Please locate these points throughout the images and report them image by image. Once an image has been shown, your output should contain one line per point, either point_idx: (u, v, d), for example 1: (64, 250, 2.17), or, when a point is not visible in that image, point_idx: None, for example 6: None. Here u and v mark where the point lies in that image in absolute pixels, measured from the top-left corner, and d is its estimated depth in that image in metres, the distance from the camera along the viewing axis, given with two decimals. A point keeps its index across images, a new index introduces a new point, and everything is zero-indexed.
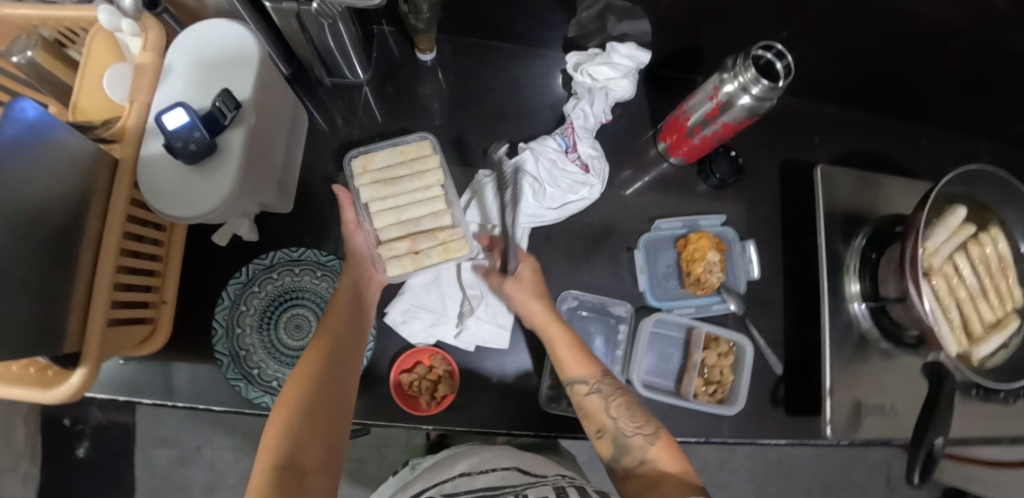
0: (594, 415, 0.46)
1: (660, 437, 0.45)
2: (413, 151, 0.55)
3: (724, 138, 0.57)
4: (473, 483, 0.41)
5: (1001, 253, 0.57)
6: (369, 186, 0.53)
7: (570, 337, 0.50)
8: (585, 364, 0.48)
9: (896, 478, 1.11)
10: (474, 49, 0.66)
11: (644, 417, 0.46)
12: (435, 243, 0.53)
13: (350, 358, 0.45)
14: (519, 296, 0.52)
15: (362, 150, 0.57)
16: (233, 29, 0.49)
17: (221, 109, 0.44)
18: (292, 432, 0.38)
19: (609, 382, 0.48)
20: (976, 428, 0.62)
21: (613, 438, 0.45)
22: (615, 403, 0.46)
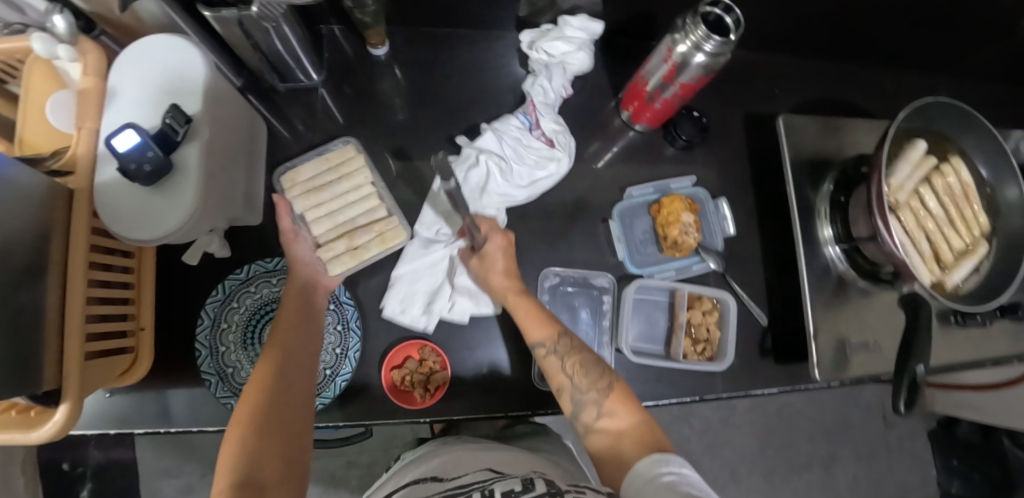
0: (552, 375, 0.47)
1: (613, 389, 0.45)
2: (337, 156, 0.56)
3: (684, 100, 0.57)
4: (444, 485, 0.44)
5: (964, 181, 0.58)
6: (300, 197, 0.54)
7: (528, 305, 0.51)
8: (543, 327, 0.49)
9: (891, 413, 1.15)
10: (427, 39, 0.65)
11: (598, 372, 0.46)
12: (373, 235, 0.55)
13: (301, 372, 0.46)
14: (488, 273, 0.54)
15: (290, 164, 0.58)
16: (176, 43, 0.47)
17: (172, 125, 0.43)
18: (245, 449, 0.38)
19: (567, 341, 0.48)
20: (956, 353, 0.64)
21: (570, 397, 0.46)
22: (569, 361, 0.47)
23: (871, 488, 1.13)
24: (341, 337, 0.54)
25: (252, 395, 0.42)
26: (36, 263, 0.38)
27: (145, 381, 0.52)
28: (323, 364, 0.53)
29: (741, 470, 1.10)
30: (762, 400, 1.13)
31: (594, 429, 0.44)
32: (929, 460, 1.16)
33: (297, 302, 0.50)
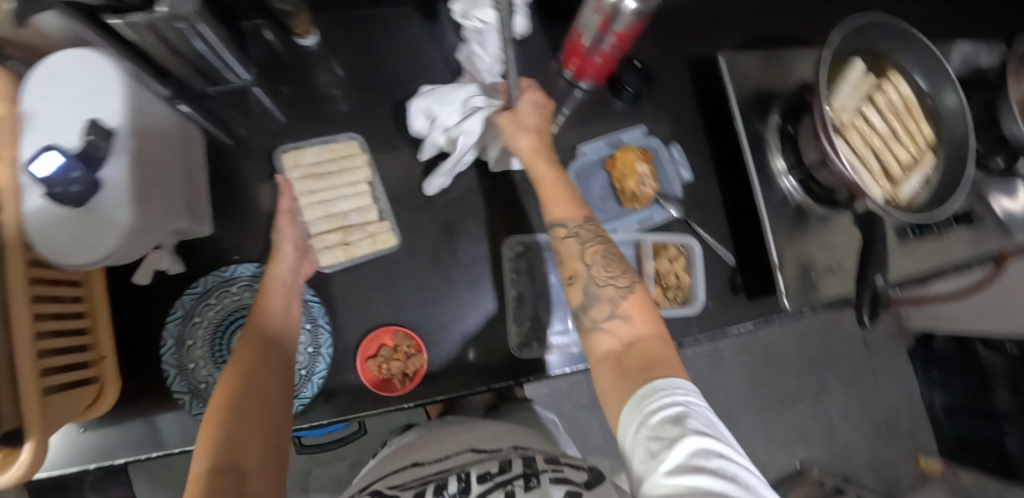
0: (570, 259, 0.46)
1: (635, 291, 0.43)
2: (341, 149, 0.58)
3: (623, 50, 0.56)
4: (423, 469, 0.45)
5: (905, 96, 0.58)
6: (301, 180, 0.56)
7: (557, 181, 0.49)
8: (567, 209, 0.47)
9: (871, 337, 1.21)
10: (356, 22, 0.63)
11: (620, 269, 0.45)
12: (365, 235, 0.57)
13: (282, 360, 0.45)
14: (512, 130, 0.50)
15: (294, 145, 0.60)
16: (86, 56, 0.44)
17: (96, 139, 0.42)
18: (221, 435, 0.37)
19: (591, 229, 0.47)
20: (919, 265, 0.66)
21: (583, 287, 0.44)
22: (590, 249, 0.45)
23: (859, 409, 1.19)
24: (311, 336, 0.53)
25: (228, 384, 0.41)
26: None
27: (119, 410, 0.51)
28: (297, 365, 0.52)
29: (737, 412, 1.14)
30: (748, 342, 1.17)
31: (602, 328, 0.42)
32: (911, 376, 1.21)
33: (281, 291, 0.49)
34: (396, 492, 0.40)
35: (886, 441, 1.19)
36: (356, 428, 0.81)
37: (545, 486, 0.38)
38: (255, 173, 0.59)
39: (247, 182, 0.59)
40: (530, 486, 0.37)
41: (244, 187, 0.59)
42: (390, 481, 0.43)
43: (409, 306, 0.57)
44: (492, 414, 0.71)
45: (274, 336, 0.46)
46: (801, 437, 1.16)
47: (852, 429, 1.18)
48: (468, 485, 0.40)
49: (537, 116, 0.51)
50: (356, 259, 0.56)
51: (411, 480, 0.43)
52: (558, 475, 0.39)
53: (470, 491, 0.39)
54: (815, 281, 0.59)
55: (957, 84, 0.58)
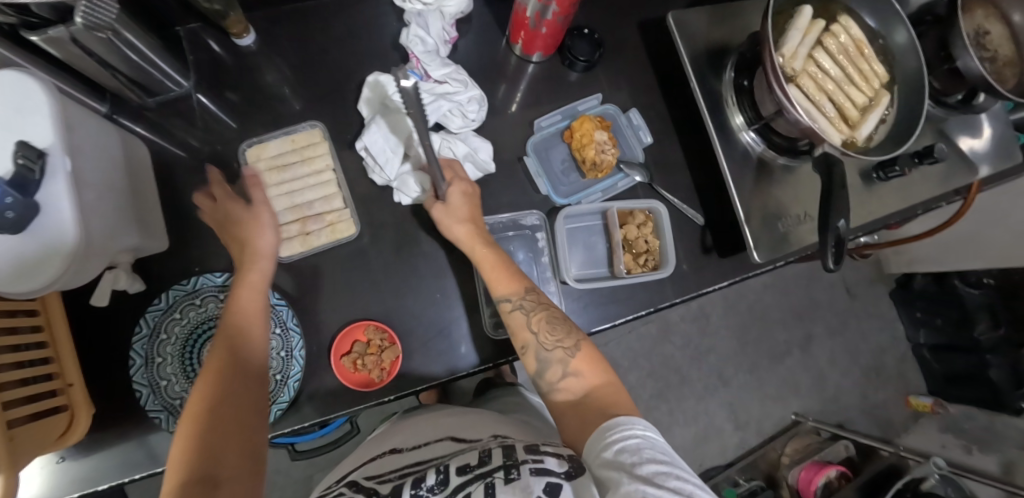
0: (518, 332, 0.47)
1: (580, 348, 0.46)
2: (303, 139, 0.58)
3: (568, 18, 0.55)
4: (401, 458, 0.44)
5: (855, 38, 0.58)
6: (263, 174, 0.56)
7: (496, 258, 0.50)
8: (509, 284, 0.49)
9: (853, 284, 1.23)
10: (295, 17, 0.61)
11: (565, 331, 0.47)
12: (325, 225, 0.56)
13: (257, 358, 0.44)
14: (445, 221, 0.52)
15: (257, 138, 0.58)
16: (2, 74, 0.41)
17: (25, 164, 0.39)
18: (196, 440, 0.36)
19: (532, 297, 0.49)
20: (888, 206, 0.66)
21: (535, 353, 0.46)
22: (535, 317, 0.47)
23: (847, 356, 1.21)
24: (282, 341, 0.52)
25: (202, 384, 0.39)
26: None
27: (98, 435, 0.51)
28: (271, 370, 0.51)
29: (728, 371, 1.16)
30: (734, 302, 1.18)
31: (557, 387, 0.45)
32: (895, 317, 1.24)
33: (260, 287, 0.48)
34: (372, 486, 0.39)
35: (875, 383, 1.22)
36: (352, 427, 0.82)
37: (524, 477, 0.33)
38: (210, 182, 0.58)
39: (203, 193, 0.58)
40: (509, 477, 0.33)
41: (200, 197, 0.58)
42: (368, 471, 0.42)
43: (381, 300, 0.57)
44: (483, 398, 0.72)
45: (243, 333, 0.44)
46: (793, 389, 1.18)
47: (842, 376, 1.21)
48: (447, 477, 0.36)
49: (471, 207, 0.53)
50: (315, 248, 0.56)
51: (389, 473, 0.41)
52: (540, 465, 0.34)
53: (448, 484, 0.35)
54: (783, 233, 0.59)
55: (907, 20, 0.57)
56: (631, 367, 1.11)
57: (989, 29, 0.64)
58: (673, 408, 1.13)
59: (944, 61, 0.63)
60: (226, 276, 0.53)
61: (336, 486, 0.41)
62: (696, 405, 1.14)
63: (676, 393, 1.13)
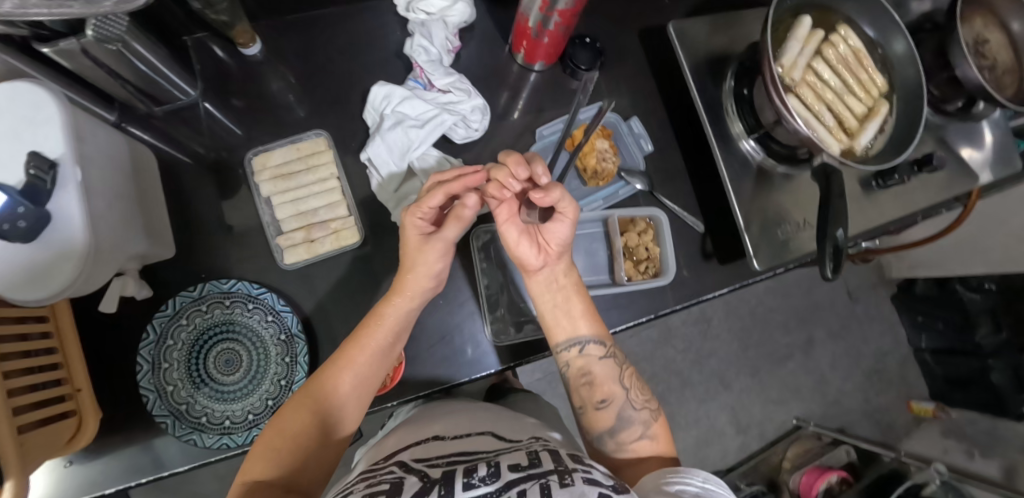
0: (605, 382, 0.49)
1: (660, 416, 0.49)
2: (308, 147, 0.59)
3: (570, 28, 0.55)
4: (446, 447, 0.44)
5: (854, 47, 0.59)
6: (269, 182, 0.57)
7: (578, 288, 0.53)
8: (599, 327, 0.52)
9: (854, 288, 1.23)
10: (300, 26, 0.62)
11: (648, 396, 0.50)
12: (329, 232, 0.57)
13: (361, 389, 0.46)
14: (554, 245, 0.50)
15: (262, 147, 0.60)
16: (18, 86, 0.42)
17: (37, 175, 0.40)
18: (277, 458, 0.41)
19: (619, 351, 0.52)
20: (889, 213, 0.66)
21: (617, 410, 0.48)
22: (626, 373, 0.50)
23: (849, 360, 1.22)
24: (287, 346, 0.53)
25: (300, 403, 0.44)
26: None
27: (105, 439, 0.52)
28: (277, 375, 0.53)
29: (730, 375, 1.16)
30: (735, 306, 1.18)
31: (626, 448, 0.47)
32: (896, 322, 1.24)
33: (395, 317, 0.48)
34: (423, 468, 0.38)
35: (877, 387, 1.22)
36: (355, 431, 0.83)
37: (578, 485, 0.31)
38: (215, 190, 0.59)
39: (209, 199, 0.59)
40: (564, 482, 0.31)
41: (206, 205, 0.58)
42: (416, 455, 0.42)
43: None
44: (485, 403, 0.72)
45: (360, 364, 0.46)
46: (795, 393, 1.18)
47: (844, 380, 1.21)
48: (498, 471, 0.34)
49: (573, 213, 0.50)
50: (319, 255, 0.56)
51: (440, 459, 0.40)
52: (589, 476, 0.33)
53: (501, 476, 0.33)
54: (783, 240, 0.59)
55: (905, 30, 0.58)
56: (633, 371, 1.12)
57: (988, 37, 0.64)
58: (674, 411, 1.13)
59: (944, 69, 0.63)
60: (231, 282, 0.53)
61: (383, 464, 0.41)
62: (697, 408, 1.14)
63: (677, 397, 1.13)
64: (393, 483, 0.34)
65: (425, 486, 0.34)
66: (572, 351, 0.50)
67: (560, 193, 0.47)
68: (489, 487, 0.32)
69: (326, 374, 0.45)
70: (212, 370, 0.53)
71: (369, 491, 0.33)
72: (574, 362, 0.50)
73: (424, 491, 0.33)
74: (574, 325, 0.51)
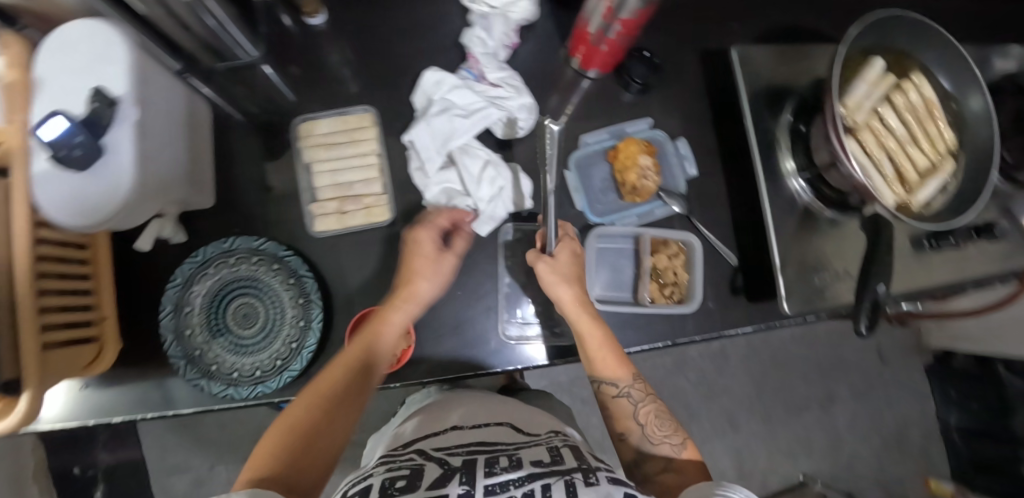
0: (622, 419, 0.50)
1: (686, 447, 0.47)
2: (354, 120, 0.60)
3: (630, 39, 0.55)
4: (465, 435, 0.46)
5: (927, 97, 0.55)
6: (311, 149, 0.58)
7: (602, 334, 0.51)
8: (619, 370, 0.50)
9: (887, 350, 1.17)
10: (366, 3, 0.63)
11: (672, 426, 0.48)
12: (361, 207, 0.58)
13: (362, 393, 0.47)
14: (549, 277, 0.52)
15: (309, 115, 0.61)
16: (97, 27, 0.45)
17: (98, 108, 0.42)
18: (283, 455, 0.41)
19: (642, 391, 0.51)
20: (939, 276, 0.62)
21: (636, 443, 0.48)
22: (644, 410, 0.49)
23: (868, 424, 1.15)
24: (303, 310, 0.54)
25: (310, 399, 0.45)
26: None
27: (118, 372, 0.54)
28: (289, 337, 0.54)
29: (739, 417, 1.12)
30: (756, 347, 1.14)
31: (653, 480, 0.45)
32: (927, 393, 1.17)
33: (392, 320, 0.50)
34: (442, 456, 0.41)
35: (895, 458, 1.15)
36: None
37: (602, 484, 0.34)
38: (261, 150, 0.61)
39: (253, 158, 0.60)
40: (589, 481, 0.35)
41: (252, 163, 0.60)
42: (435, 444, 0.45)
43: None
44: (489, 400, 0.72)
45: (361, 366, 0.47)
46: (805, 448, 1.13)
47: (860, 443, 1.15)
48: (521, 463, 0.38)
49: (574, 267, 0.53)
50: (350, 227, 0.57)
51: (458, 448, 0.43)
52: (613, 476, 0.36)
53: (523, 467, 0.38)
54: (819, 287, 0.57)
55: (985, 87, 0.54)
56: None
57: None
58: None
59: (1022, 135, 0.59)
60: (262, 241, 0.54)
61: (404, 450, 0.44)
62: (700, 446, 1.10)
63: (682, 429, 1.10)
64: (414, 470, 0.38)
65: (445, 473, 0.38)
66: (594, 387, 0.52)
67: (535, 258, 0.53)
68: (512, 475, 0.36)
69: (333, 371, 0.46)
70: (231, 322, 0.54)
71: (391, 475, 0.37)
72: (597, 397, 0.52)
73: (447, 478, 0.36)
74: (592, 367, 0.51)
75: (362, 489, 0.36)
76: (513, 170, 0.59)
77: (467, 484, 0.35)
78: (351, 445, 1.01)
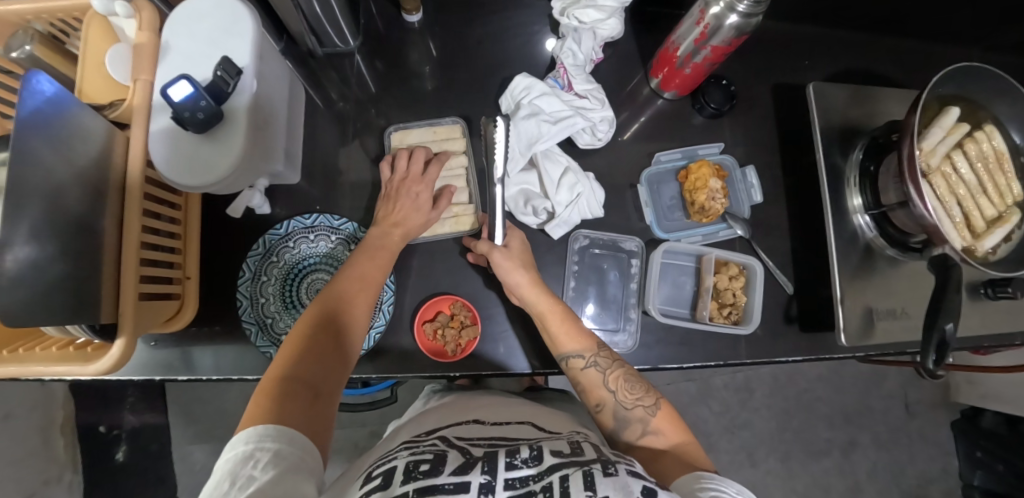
0: (594, 389, 0.49)
1: (660, 407, 0.47)
2: (444, 132, 0.62)
3: (714, 65, 0.57)
4: (486, 430, 0.44)
5: (997, 149, 0.57)
6: None
7: (555, 311, 0.52)
8: (579, 341, 0.51)
9: (914, 402, 1.15)
10: (459, 8, 0.66)
11: (643, 387, 0.48)
12: (450, 217, 0.60)
13: (363, 306, 0.49)
14: (508, 263, 0.53)
15: (400, 126, 0.63)
16: (226, 1, 0.48)
17: (223, 77, 0.44)
18: (298, 360, 0.42)
19: (606, 355, 0.51)
20: (997, 326, 0.62)
21: (613, 412, 0.48)
22: (612, 376, 0.49)
23: (887, 475, 1.14)
24: None
25: (308, 318, 0.45)
26: (96, 215, 0.42)
27: (189, 332, 0.55)
28: None
29: (758, 452, 1.11)
30: (782, 384, 1.14)
31: (637, 444, 0.46)
32: (950, 451, 1.15)
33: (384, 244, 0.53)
34: (465, 446, 0.38)
35: None
36: (390, 394, 0.84)
37: (621, 475, 0.32)
38: (344, 135, 0.63)
39: (336, 142, 0.63)
40: (607, 471, 0.32)
41: (335, 146, 0.63)
42: (458, 433, 0.42)
43: (467, 280, 0.60)
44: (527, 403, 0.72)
45: (358, 283, 0.49)
46: (821, 492, 1.12)
47: (878, 493, 1.13)
48: (541, 455, 0.35)
49: (526, 254, 0.56)
50: (438, 235, 0.59)
51: (481, 440, 0.40)
52: (633, 470, 0.33)
53: (542, 461, 0.34)
54: (874, 323, 0.57)
55: None
56: None
57: None
58: None
59: None
60: (342, 221, 0.58)
61: (426, 437, 0.41)
62: None
63: None
64: (437, 454, 0.35)
65: (468, 461, 0.34)
66: (563, 366, 0.52)
67: (487, 245, 0.54)
68: (530, 470, 0.32)
69: (334, 285, 0.48)
70: (304, 296, 0.57)
71: (413, 458, 0.34)
72: (568, 376, 0.52)
73: (467, 466, 0.33)
74: (556, 344, 0.52)
75: (384, 472, 0.33)
76: (592, 180, 0.60)
77: (488, 474, 0.32)
78: (373, 437, 1.02)
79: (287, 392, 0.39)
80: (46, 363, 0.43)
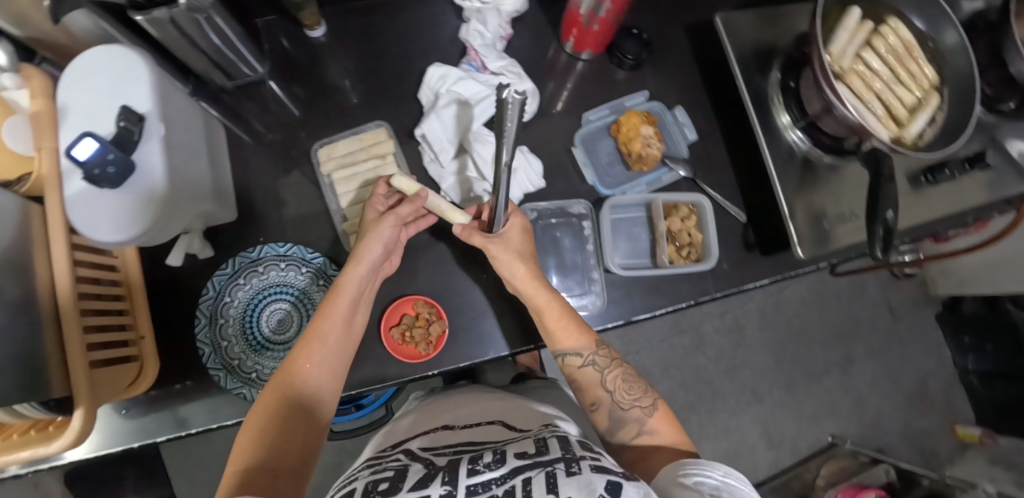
0: (591, 389, 0.50)
1: (658, 408, 0.48)
2: (370, 137, 0.61)
3: (620, 15, 0.57)
4: (455, 436, 0.44)
5: (904, 39, 0.58)
6: (336, 171, 0.60)
7: (562, 310, 0.51)
8: (580, 338, 0.50)
9: (897, 305, 1.18)
10: (363, 14, 0.66)
11: (642, 388, 0.49)
12: None
13: (336, 365, 0.47)
14: (504, 257, 0.52)
15: (325, 141, 0.62)
16: (113, 50, 0.47)
17: (127, 126, 0.43)
18: (265, 435, 0.41)
19: (607, 355, 0.50)
20: (946, 209, 0.64)
21: (608, 412, 0.48)
22: (609, 376, 0.49)
23: (888, 380, 1.16)
24: None
25: (277, 387, 0.44)
26: (28, 299, 0.41)
27: (161, 392, 0.54)
28: None
29: (761, 386, 1.13)
30: (771, 316, 1.15)
31: (631, 444, 0.47)
32: (941, 343, 1.18)
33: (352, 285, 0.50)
34: (429, 456, 0.38)
35: (919, 411, 1.16)
36: (387, 411, 0.83)
37: (585, 472, 0.31)
38: (275, 163, 0.62)
39: (269, 172, 0.62)
40: (571, 470, 0.31)
41: (268, 177, 0.62)
42: (425, 443, 0.42)
43: (428, 278, 0.60)
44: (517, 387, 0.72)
45: (330, 338, 0.47)
46: (830, 410, 1.14)
47: (884, 400, 1.16)
48: (504, 458, 0.35)
49: (527, 242, 0.53)
50: None
51: (445, 448, 0.40)
52: (598, 465, 0.33)
53: (507, 462, 0.34)
54: (828, 231, 0.58)
55: (958, 22, 0.56)
56: (662, 376, 1.10)
57: None
58: (704, 423, 1.11)
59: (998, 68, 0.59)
60: (287, 246, 0.57)
61: (391, 451, 0.41)
62: (728, 420, 1.11)
63: (707, 407, 1.11)
64: (398, 470, 0.35)
65: (429, 473, 0.34)
66: (559, 362, 0.51)
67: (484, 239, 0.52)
68: (495, 473, 0.32)
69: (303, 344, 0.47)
70: (267, 330, 0.57)
71: (374, 478, 0.34)
72: (563, 370, 0.52)
73: (428, 478, 0.33)
74: (552, 340, 0.51)
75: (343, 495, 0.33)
76: (526, 151, 0.61)
77: (449, 484, 0.31)
78: None
79: (252, 475, 0.37)
80: (9, 451, 0.42)
